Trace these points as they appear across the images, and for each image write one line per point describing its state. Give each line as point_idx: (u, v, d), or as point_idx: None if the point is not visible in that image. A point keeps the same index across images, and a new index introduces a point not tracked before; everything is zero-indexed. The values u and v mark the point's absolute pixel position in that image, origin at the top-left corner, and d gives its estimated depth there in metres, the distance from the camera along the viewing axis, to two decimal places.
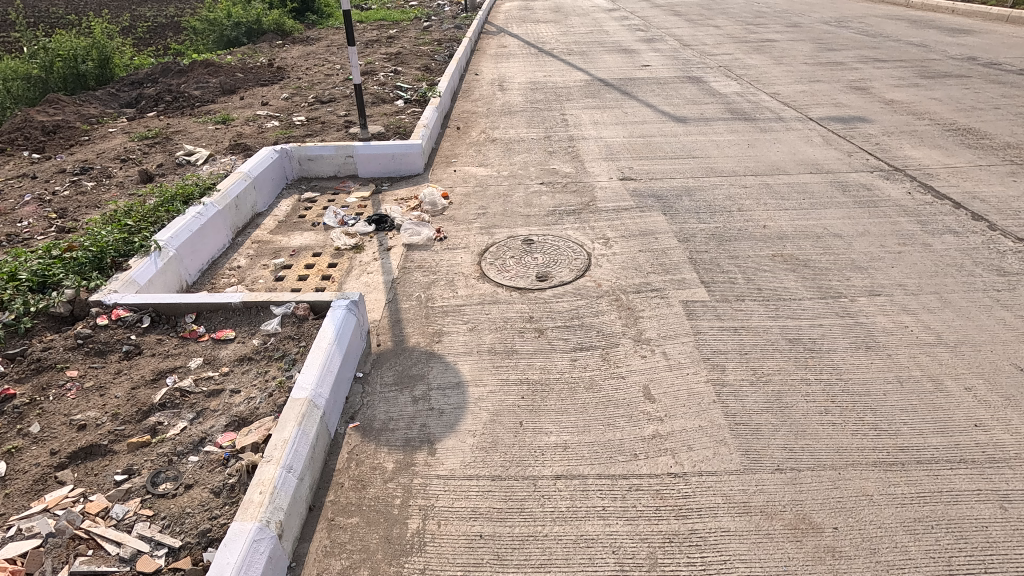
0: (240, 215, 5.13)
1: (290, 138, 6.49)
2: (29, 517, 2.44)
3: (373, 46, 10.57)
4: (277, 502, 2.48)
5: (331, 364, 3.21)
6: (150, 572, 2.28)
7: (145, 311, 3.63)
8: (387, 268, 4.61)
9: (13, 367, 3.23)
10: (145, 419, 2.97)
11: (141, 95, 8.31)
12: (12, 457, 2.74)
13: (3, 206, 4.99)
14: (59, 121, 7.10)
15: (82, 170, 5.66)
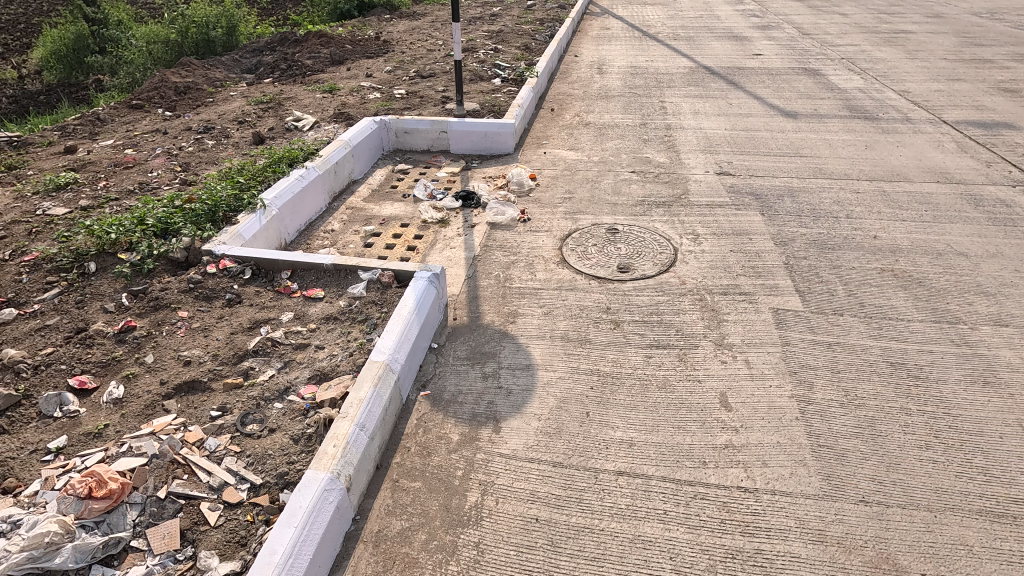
0: (337, 181, 5.39)
1: (390, 110, 6.71)
2: (139, 437, 2.72)
3: (476, 23, 10.64)
4: (349, 457, 2.62)
5: (408, 333, 3.32)
6: (234, 503, 2.49)
7: (247, 264, 3.92)
8: (469, 245, 4.68)
9: (135, 302, 3.60)
10: (241, 362, 3.22)
11: (260, 62, 8.89)
12: (129, 382, 3.07)
13: (139, 157, 5.54)
14: (190, 82, 7.75)
15: (205, 129, 6.15)
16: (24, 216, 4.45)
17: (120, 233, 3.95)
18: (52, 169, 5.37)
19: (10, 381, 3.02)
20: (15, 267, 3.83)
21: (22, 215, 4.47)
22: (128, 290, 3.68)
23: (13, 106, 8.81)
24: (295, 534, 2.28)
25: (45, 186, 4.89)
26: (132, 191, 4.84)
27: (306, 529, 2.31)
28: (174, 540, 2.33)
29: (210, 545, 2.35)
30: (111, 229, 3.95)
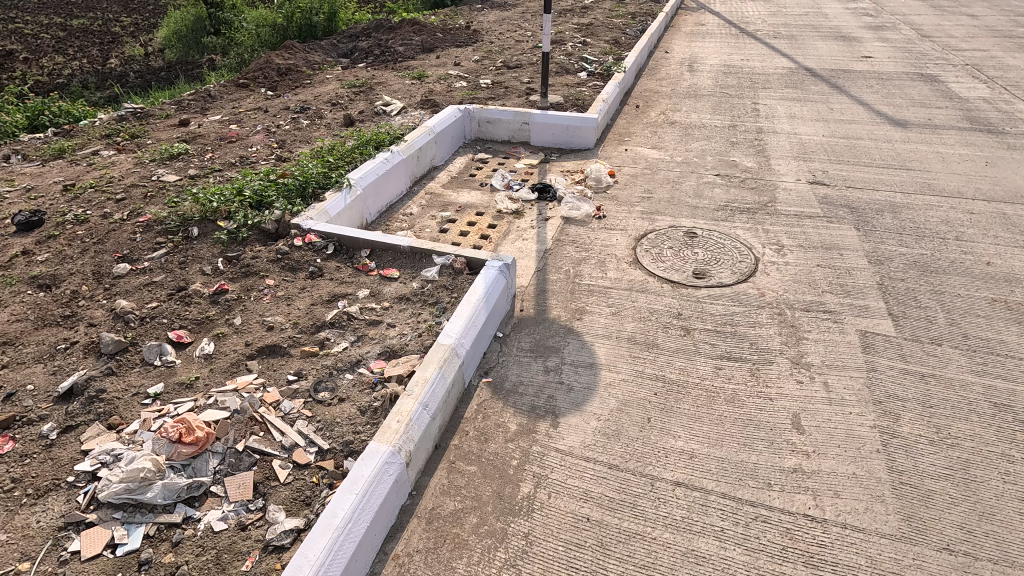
0: (419, 166, 5.54)
1: (475, 99, 6.81)
2: (224, 392, 2.94)
3: (567, 15, 10.56)
4: (411, 433, 2.71)
5: (476, 319, 3.38)
6: (303, 464, 2.65)
7: (331, 240, 4.12)
8: (542, 237, 4.68)
9: (229, 267, 3.88)
10: (318, 332, 3.40)
11: (356, 47, 9.27)
12: (219, 340, 3.32)
13: (242, 133, 5.94)
14: (291, 65, 8.21)
15: (301, 110, 6.50)
16: (141, 181, 4.90)
17: (221, 203, 4.26)
18: (167, 139, 5.87)
19: (120, 329, 3.34)
20: (131, 226, 4.22)
21: (140, 180, 4.92)
22: (224, 256, 3.96)
23: (139, 81, 9.70)
24: (355, 501, 2.39)
25: (160, 154, 5.35)
26: (233, 164, 5.20)
27: (366, 497, 2.42)
28: (247, 491, 2.51)
29: (278, 500, 2.50)
30: (213, 198, 4.27)
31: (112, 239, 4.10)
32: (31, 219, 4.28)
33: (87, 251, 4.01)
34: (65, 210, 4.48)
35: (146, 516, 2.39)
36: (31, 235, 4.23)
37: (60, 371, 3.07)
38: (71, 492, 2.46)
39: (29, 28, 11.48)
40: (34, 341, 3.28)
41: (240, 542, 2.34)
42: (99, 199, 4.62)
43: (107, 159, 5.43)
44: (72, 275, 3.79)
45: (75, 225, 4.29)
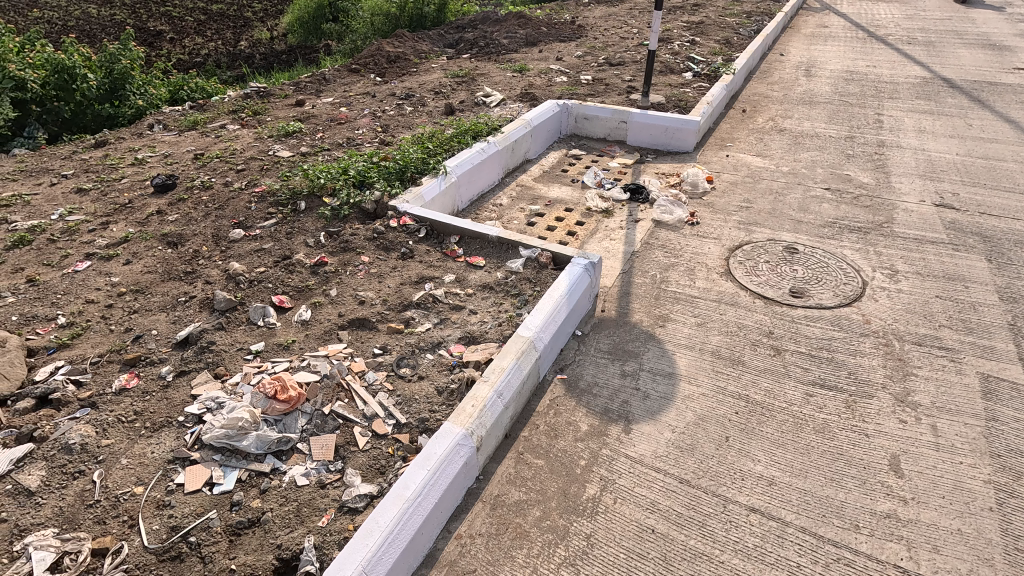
0: (513, 158, 5.60)
1: (574, 95, 6.77)
2: (316, 357, 3.14)
3: (677, 13, 10.23)
4: (483, 419, 2.76)
5: (557, 315, 3.38)
6: (381, 434, 2.78)
7: (424, 224, 4.27)
8: (629, 239, 4.58)
9: (329, 241, 4.12)
10: (404, 311, 3.54)
11: (462, 38, 9.49)
12: (315, 308, 3.55)
13: (350, 116, 6.27)
14: (400, 53, 8.56)
15: (406, 97, 6.76)
16: (259, 155, 5.31)
17: (327, 180, 4.52)
18: (284, 118, 6.31)
19: (231, 288, 3.65)
20: (247, 196, 4.59)
21: (258, 154, 5.33)
22: (325, 229, 4.21)
23: (264, 63, 10.47)
24: (426, 476, 2.47)
25: (278, 131, 5.77)
26: (340, 145, 5.50)
27: (436, 475, 2.49)
28: (329, 452, 2.67)
29: (355, 465, 2.64)
30: (321, 175, 4.54)
31: (231, 206, 4.48)
32: (166, 182, 4.76)
33: (209, 215, 4.41)
34: (195, 176, 4.95)
35: (241, 461, 2.60)
36: (165, 196, 4.72)
37: (180, 321, 3.41)
38: (180, 430, 2.73)
39: (177, 11, 12.73)
40: (160, 292, 3.66)
41: (319, 499, 2.49)
42: (223, 169, 5.06)
43: (232, 133, 5.93)
44: (195, 236, 4.19)
45: (201, 191, 4.73)
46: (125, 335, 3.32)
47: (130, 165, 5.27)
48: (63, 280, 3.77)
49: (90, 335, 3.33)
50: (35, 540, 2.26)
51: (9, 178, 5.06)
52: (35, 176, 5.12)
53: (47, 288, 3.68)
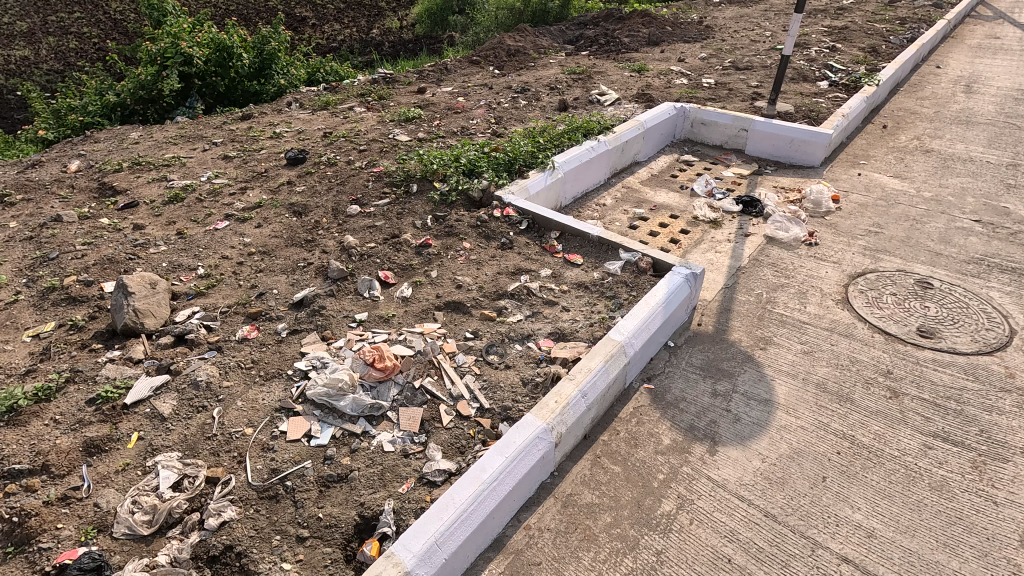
0: (622, 159, 5.51)
1: (693, 99, 6.51)
2: (412, 332, 3.30)
3: (818, 16, 9.49)
4: (565, 416, 2.76)
5: (651, 322, 3.30)
6: (464, 415, 2.87)
7: (526, 217, 4.34)
8: (737, 253, 4.35)
9: (435, 224, 4.29)
10: (499, 300, 3.62)
11: (582, 35, 9.44)
12: (416, 287, 3.72)
13: (467, 106, 6.47)
14: (521, 47, 8.69)
15: (522, 90, 6.85)
16: (380, 137, 5.63)
17: (440, 165, 4.69)
18: (406, 104, 6.64)
19: (343, 259, 3.92)
20: (366, 174, 4.89)
21: (379, 136, 5.66)
22: (433, 213, 4.39)
23: (391, 50, 11.06)
24: (503, 463, 2.52)
25: (399, 116, 6.08)
26: (455, 133, 5.70)
27: (513, 463, 2.53)
28: (415, 424, 2.80)
29: (438, 440, 2.76)
30: (434, 160, 4.71)
31: (351, 183, 4.80)
32: (298, 156, 5.19)
33: (331, 190, 4.75)
34: (322, 153, 5.35)
35: (337, 419, 2.80)
36: (295, 169, 5.15)
37: (297, 284, 3.72)
38: (288, 383, 2.99)
39: None
40: (284, 256, 4.01)
41: (402, 467, 2.63)
42: (347, 148, 5.43)
43: (358, 115, 6.34)
44: (317, 208, 4.53)
45: (326, 167, 5.11)
46: (251, 291, 3.68)
47: (269, 138, 5.80)
48: (205, 235, 4.23)
49: (222, 287, 3.72)
50: (162, 459, 2.57)
51: (172, 142, 5.76)
52: (191, 142, 5.79)
53: (192, 241, 4.15)
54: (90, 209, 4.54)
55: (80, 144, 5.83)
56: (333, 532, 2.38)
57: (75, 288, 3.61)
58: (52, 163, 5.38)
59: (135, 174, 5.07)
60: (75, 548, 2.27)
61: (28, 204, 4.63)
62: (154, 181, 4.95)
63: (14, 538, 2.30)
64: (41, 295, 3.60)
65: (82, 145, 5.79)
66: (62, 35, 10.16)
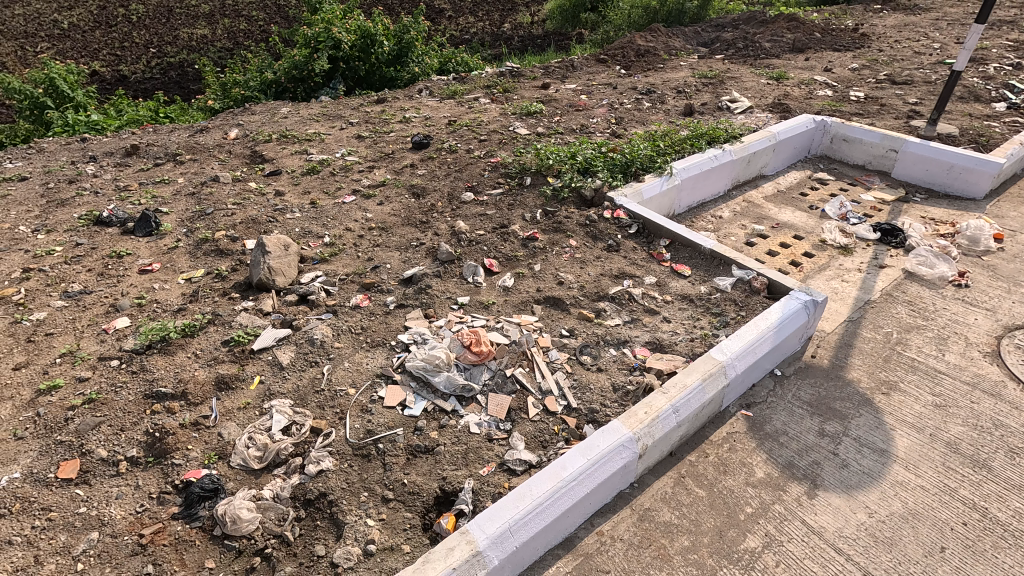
0: (746, 170, 5.21)
1: (837, 113, 5.99)
2: (509, 322, 3.36)
3: (1003, 28, 8.31)
4: (653, 429, 2.68)
5: (758, 346, 3.12)
6: (550, 411, 2.89)
7: (637, 221, 4.26)
8: (867, 286, 3.96)
9: (544, 219, 4.32)
10: (599, 301, 3.59)
11: (719, 38, 9.01)
12: (518, 278, 3.78)
13: (589, 104, 6.43)
14: (651, 47, 8.47)
15: (647, 92, 6.68)
16: (500, 129, 5.77)
17: (555, 161, 4.70)
18: (529, 98, 6.73)
19: (453, 243, 4.07)
20: (483, 163, 5.02)
21: (500, 128, 5.79)
22: (543, 207, 4.42)
23: (520, 45, 11.24)
24: (583, 465, 2.50)
25: (521, 110, 6.19)
26: (573, 131, 5.69)
27: (593, 467, 2.51)
28: (502, 411, 2.86)
29: (522, 430, 2.80)
30: (550, 156, 4.74)
31: (468, 171, 4.96)
32: (423, 141, 5.46)
33: (449, 175, 4.95)
34: (445, 139, 5.59)
35: (430, 393, 2.93)
36: (419, 153, 5.42)
37: (409, 262, 3.93)
38: (390, 352, 3.17)
39: None
40: (400, 234, 4.25)
41: (485, 450, 2.70)
42: (468, 137, 5.62)
43: (482, 106, 6.53)
44: (435, 191, 4.74)
45: (447, 153, 5.33)
46: (367, 263, 3.94)
47: (399, 122, 6.15)
48: (334, 207, 4.59)
49: (343, 256, 4.02)
50: (277, 404, 2.84)
51: (314, 119, 6.29)
52: (331, 120, 6.29)
53: (322, 211, 4.53)
54: (242, 173, 5.09)
55: (240, 115, 6.55)
56: (415, 499, 2.51)
57: (224, 242, 4.07)
58: (216, 129, 6.09)
59: (281, 145, 5.61)
60: (199, 468, 2.58)
61: (194, 164, 5.29)
62: (296, 154, 5.45)
63: (154, 450, 2.64)
64: (196, 244, 4.10)
65: (241, 116, 6.51)
66: (236, 18, 11.46)
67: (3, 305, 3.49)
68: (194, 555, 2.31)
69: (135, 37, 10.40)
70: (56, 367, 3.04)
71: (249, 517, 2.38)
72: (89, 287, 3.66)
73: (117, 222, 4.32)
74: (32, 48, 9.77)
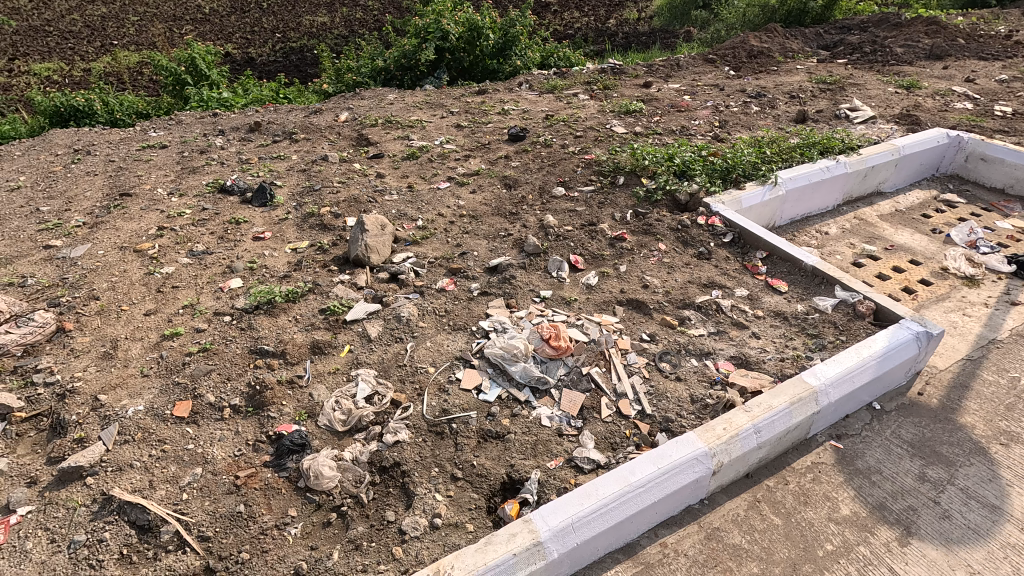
0: (862, 185, 4.83)
1: (976, 128, 5.39)
2: (589, 320, 3.34)
3: None
4: (731, 447, 2.58)
5: (856, 375, 2.90)
6: (624, 414, 2.85)
7: (733, 230, 4.08)
8: (993, 322, 3.56)
9: (635, 220, 4.24)
10: (684, 309, 3.48)
11: (843, 41, 8.36)
12: (602, 277, 3.75)
13: (692, 105, 6.20)
14: (765, 48, 8.02)
15: (756, 96, 6.34)
16: (597, 126, 5.71)
17: (651, 162, 4.59)
18: (629, 97, 6.60)
19: (540, 236, 4.09)
20: (577, 160, 4.99)
21: (597, 125, 5.73)
22: (634, 208, 4.33)
23: (624, 42, 11.03)
24: (653, 473, 2.45)
25: (620, 108, 6.08)
26: (673, 132, 5.52)
27: (662, 477, 2.45)
28: (575, 409, 2.86)
29: (593, 429, 2.79)
30: (647, 156, 4.63)
31: (561, 166, 4.95)
32: (519, 134, 5.52)
33: (542, 169, 4.97)
34: (540, 134, 5.62)
35: (505, 381, 2.98)
36: (514, 145, 5.49)
37: (496, 251, 4.00)
38: (470, 337, 3.26)
39: None
40: (489, 223, 4.33)
41: (554, 444, 2.72)
42: (564, 132, 5.61)
43: (580, 102, 6.49)
44: (527, 184, 4.79)
45: (542, 147, 5.35)
46: (456, 249, 4.06)
47: (497, 113, 6.25)
48: (429, 192, 4.77)
49: (434, 240, 4.17)
50: (362, 373, 3.01)
51: (418, 106, 6.54)
52: (433, 109, 6.51)
53: (418, 195, 4.71)
54: (348, 155, 5.40)
55: (350, 99, 6.93)
56: (482, 481, 2.58)
57: (327, 218, 4.35)
58: (328, 111, 6.49)
59: (386, 130, 5.89)
60: (290, 423, 2.79)
61: (307, 143, 5.68)
62: (398, 139, 5.70)
63: (254, 401, 2.89)
64: (303, 218, 4.41)
65: (351, 100, 6.89)
66: (354, 8, 12.13)
67: (140, 257, 3.94)
68: (279, 501, 2.52)
69: (264, 23, 11.27)
70: (178, 317, 3.40)
71: (330, 474, 2.55)
72: (210, 248, 4.05)
73: (237, 192, 4.74)
74: (178, 30, 10.86)
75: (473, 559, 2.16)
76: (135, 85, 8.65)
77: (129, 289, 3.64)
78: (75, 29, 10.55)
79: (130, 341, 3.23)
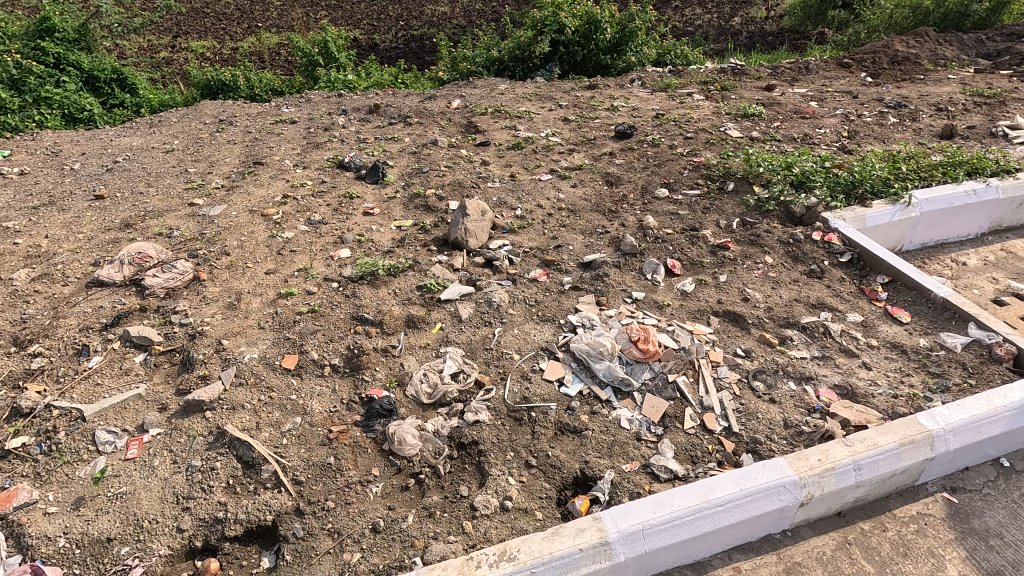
0: (1013, 214, 4.28)
1: None
2: (681, 327, 3.24)
3: None
4: (824, 480, 2.41)
5: (984, 425, 2.61)
6: (708, 429, 2.75)
7: (852, 249, 3.77)
8: None
9: (741, 228, 4.03)
10: (786, 328, 3.27)
11: (1009, 50, 7.38)
12: (700, 285, 3.61)
13: (818, 112, 5.76)
14: (912, 54, 7.26)
15: (896, 106, 5.76)
16: (710, 128, 5.47)
17: (767, 169, 4.33)
18: (748, 100, 6.25)
19: (638, 236, 4.01)
20: (685, 161, 4.82)
21: (710, 127, 5.49)
22: (742, 216, 4.12)
23: (748, 41, 10.44)
24: (734, 494, 2.35)
25: (737, 110, 5.78)
26: (794, 139, 5.16)
27: (744, 499, 2.34)
28: (656, 415, 2.80)
29: (673, 439, 2.72)
30: (762, 163, 4.37)
31: (667, 167, 4.80)
32: (626, 131, 5.42)
33: (647, 168, 4.85)
34: (649, 132, 5.48)
35: (588, 378, 2.97)
36: (620, 142, 5.40)
37: (591, 247, 3.97)
38: (557, 330, 3.27)
39: None
40: (587, 219, 4.31)
41: (632, 448, 2.68)
42: (674, 132, 5.43)
43: (694, 103, 6.24)
44: (629, 182, 4.70)
45: (648, 146, 5.22)
46: (551, 241, 4.08)
47: (606, 109, 6.17)
48: (530, 182, 4.82)
49: (531, 231, 4.21)
50: (451, 351, 3.13)
51: (527, 98, 6.61)
52: (542, 101, 6.54)
53: (519, 185, 4.78)
54: (456, 141, 5.58)
55: (463, 87, 7.14)
56: (555, 473, 2.60)
57: (432, 200, 4.53)
58: (441, 98, 6.73)
59: (494, 119, 6.01)
60: (381, 389, 2.96)
61: (419, 127, 5.92)
62: (505, 128, 5.80)
63: (351, 364, 3.09)
64: (409, 198, 4.63)
65: (464, 88, 7.09)
66: None
67: (266, 221, 4.33)
68: (365, 460, 2.68)
69: (390, 11, 11.87)
70: (293, 279, 3.71)
71: (412, 442, 2.68)
72: (326, 218, 4.37)
73: (353, 168, 5.05)
74: (314, 15, 11.71)
75: (539, 546, 2.19)
76: (273, 64, 9.45)
77: (255, 249, 4.02)
78: (228, 11, 11.70)
79: (251, 296, 3.57)
